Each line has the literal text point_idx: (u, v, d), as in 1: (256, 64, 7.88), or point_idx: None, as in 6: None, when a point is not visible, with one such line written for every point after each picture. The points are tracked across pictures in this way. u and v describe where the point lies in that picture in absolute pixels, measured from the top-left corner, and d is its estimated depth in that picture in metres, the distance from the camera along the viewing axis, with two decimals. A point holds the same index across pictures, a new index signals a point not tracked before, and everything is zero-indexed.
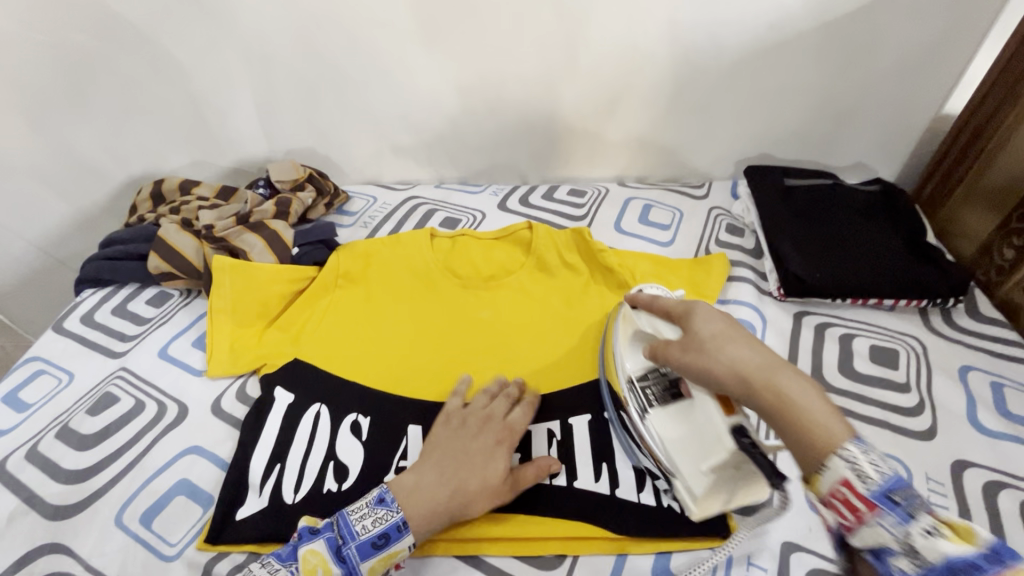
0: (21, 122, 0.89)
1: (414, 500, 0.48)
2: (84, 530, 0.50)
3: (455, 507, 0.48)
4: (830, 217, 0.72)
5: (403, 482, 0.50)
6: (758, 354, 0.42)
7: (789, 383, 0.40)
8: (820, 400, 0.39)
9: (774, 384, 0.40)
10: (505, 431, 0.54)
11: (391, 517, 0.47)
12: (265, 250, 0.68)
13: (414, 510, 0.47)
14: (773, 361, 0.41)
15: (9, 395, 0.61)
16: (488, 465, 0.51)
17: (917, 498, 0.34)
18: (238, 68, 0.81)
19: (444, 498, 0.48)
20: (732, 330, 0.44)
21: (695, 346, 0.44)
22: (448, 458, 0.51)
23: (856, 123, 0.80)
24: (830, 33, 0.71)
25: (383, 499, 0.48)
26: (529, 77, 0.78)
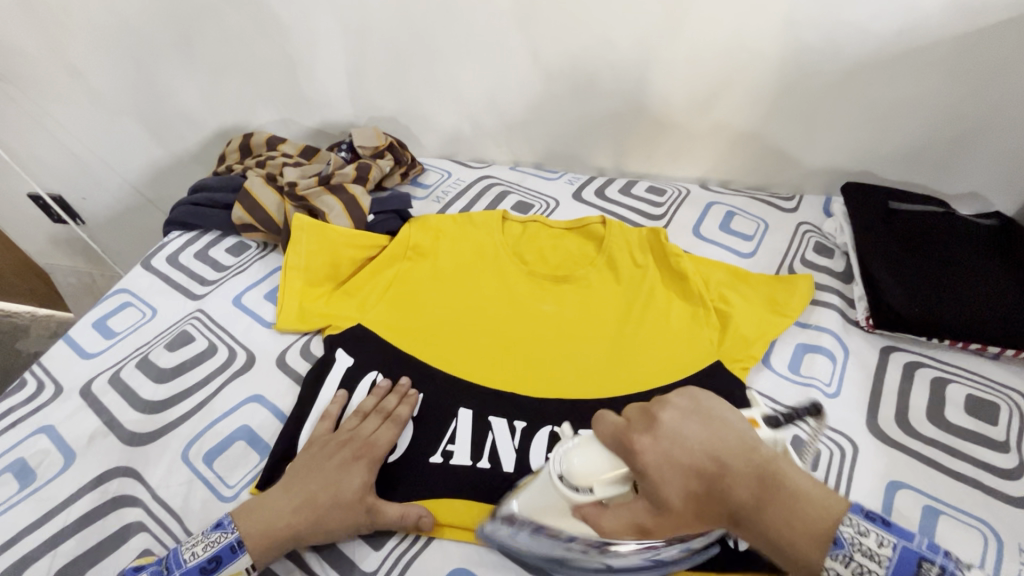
0: (130, 67, 0.94)
1: (251, 518, 0.46)
2: (153, 459, 0.53)
3: (297, 520, 0.46)
4: (936, 249, 0.66)
5: (248, 503, 0.48)
6: (731, 497, 0.35)
7: (770, 517, 0.35)
8: (792, 514, 0.35)
9: (759, 527, 0.35)
10: (366, 445, 0.52)
11: (225, 538, 0.45)
12: (342, 213, 0.70)
13: (249, 529, 0.46)
14: (747, 494, 0.35)
15: (99, 321, 0.65)
16: (341, 477, 0.49)
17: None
18: (335, 31, 0.81)
19: (285, 513, 0.47)
20: (687, 481, 0.36)
21: (665, 524, 0.36)
22: (298, 475, 0.50)
23: (981, 149, 0.72)
24: (971, 45, 0.64)
25: (221, 522, 0.47)
26: (625, 65, 0.75)
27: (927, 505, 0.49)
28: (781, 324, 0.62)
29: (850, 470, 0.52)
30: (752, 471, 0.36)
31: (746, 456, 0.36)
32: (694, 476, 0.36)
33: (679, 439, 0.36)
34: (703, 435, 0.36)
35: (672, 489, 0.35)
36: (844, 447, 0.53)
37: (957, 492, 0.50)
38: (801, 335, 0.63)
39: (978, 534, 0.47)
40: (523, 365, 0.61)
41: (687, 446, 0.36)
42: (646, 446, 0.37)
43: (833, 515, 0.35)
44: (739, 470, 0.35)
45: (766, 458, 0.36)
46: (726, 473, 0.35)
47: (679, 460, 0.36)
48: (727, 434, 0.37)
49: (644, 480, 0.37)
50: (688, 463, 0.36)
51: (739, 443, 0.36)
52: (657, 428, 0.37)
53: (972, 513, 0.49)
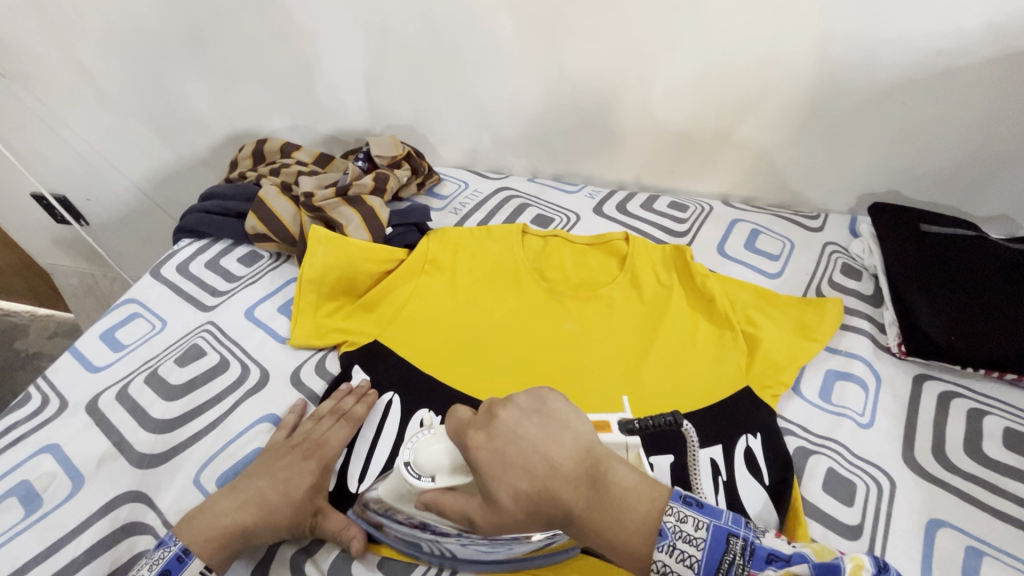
0: (142, 68, 0.92)
1: (192, 523, 0.46)
2: (165, 483, 0.50)
3: (245, 518, 0.46)
4: (975, 276, 0.63)
5: (188, 514, 0.47)
6: (552, 494, 0.35)
7: (597, 517, 0.34)
8: (625, 510, 0.34)
9: (584, 522, 0.34)
10: (316, 445, 0.51)
11: (167, 553, 0.44)
12: (361, 226, 0.67)
13: (192, 535, 0.45)
14: (566, 488, 0.35)
15: (107, 333, 0.63)
16: (291, 475, 0.49)
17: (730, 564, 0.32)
18: (354, 37, 0.79)
19: (229, 512, 0.46)
20: (509, 477, 0.35)
21: (492, 513, 0.36)
22: (243, 477, 0.49)
23: (1011, 173, 0.71)
24: (1012, 67, 0.62)
25: (165, 541, 0.45)
26: (650, 77, 0.73)
27: (969, 545, 0.47)
28: (811, 350, 0.60)
29: (889, 506, 0.50)
30: (573, 466, 0.35)
31: (572, 453, 0.36)
32: (518, 470, 0.35)
33: (511, 435, 0.36)
34: (535, 430, 0.36)
35: (498, 483, 0.35)
36: (880, 481, 0.51)
37: (1000, 532, 0.48)
38: (831, 362, 0.61)
39: None
40: (544, 386, 0.59)
41: (519, 437, 0.36)
42: (481, 444, 0.37)
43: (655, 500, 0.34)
44: (561, 463, 0.35)
45: (597, 457, 0.36)
46: (548, 469, 0.35)
47: (510, 452, 0.36)
48: (557, 432, 0.37)
49: (474, 466, 0.37)
50: (522, 461, 0.35)
51: (569, 443, 0.36)
52: (496, 421, 0.37)
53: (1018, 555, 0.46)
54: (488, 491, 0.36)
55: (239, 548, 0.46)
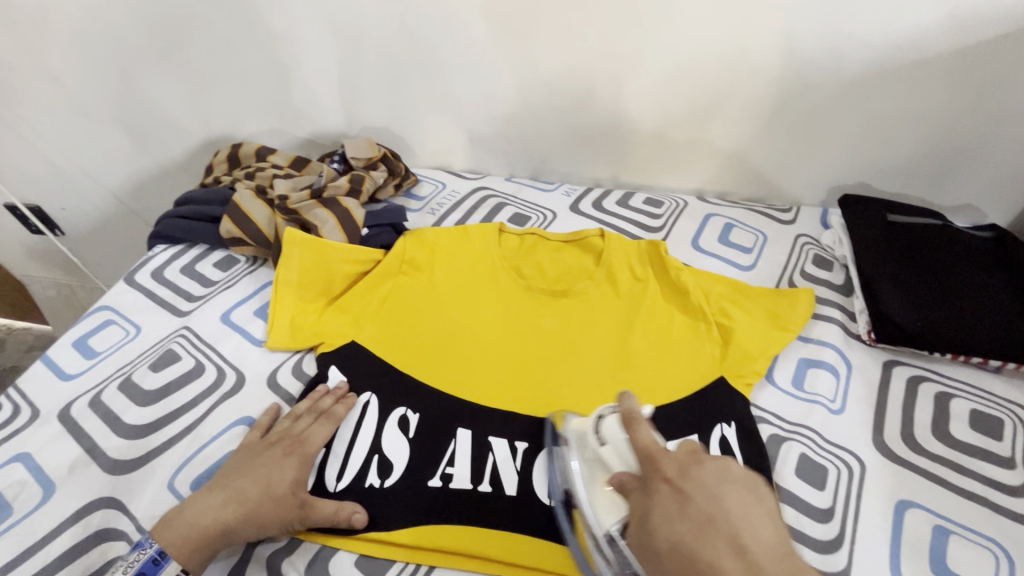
0: (115, 75, 0.91)
1: (171, 522, 0.45)
2: (139, 489, 0.50)
3: (226, 517, 0.46)
4: (939, 266, 0.65)
5: (166, 515, 0.47)
6: (728, 575, 0.32)
7: None
8: None
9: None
10: (296, 441, 0.52)
11: (143, 556, 0.44)
12: (336, 227, 0.68)
13: (171, 536, 0.45)
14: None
15: (80, 341, 0.63)
16: (272, 472, 0.49)
17: None
18: (327, 40, 0.80)
19: (211, 511, 0.46)
20: (687, 529, 0.35)
21: (653, 561, 0.36)
22: (223, 475, 0.49)
23: (973, 164, 0.72)
24: (970, 60, 0.64)
25: (142, 541, 0.45)
26: (622, 76, 0.74)
27: (936, 525, 0.48)
28: (784, 339, 0.61)
29: (859, 489, 0.51)
30: (772, 565, 0.32)
31: (772, 548, 0.34)
32: (703, 526, 0.35)
33: (709, 489, 0.37)
34: (734, 500, 0.36)
35: (678, 526, 0.35)
36: (851, 464, 0.52)
37: (966, 511, 0.49)
38: (803, 350, 0.62)
39: (990, 553, 0.46)
40: (522, 382, 0.59)
41: (707, 492, 0.37)
42: (671, 478, 0.38)
43: None
44: (761, 553, 0.33)
45: (790, 561, 0.33)
46: (744, 551, 0.33)
47: (698, 501, 0.36)
48: (760, 521, 0.35)
49: (651, 500, 0.38)
50: (707, 513, 0.35)
51: (773, 536, 0.35)
52: (691, 467, 0.39)
53: (983, 532, 0.48)
54: (658, 531, 0.36)
55: (219, 548, 0.45)
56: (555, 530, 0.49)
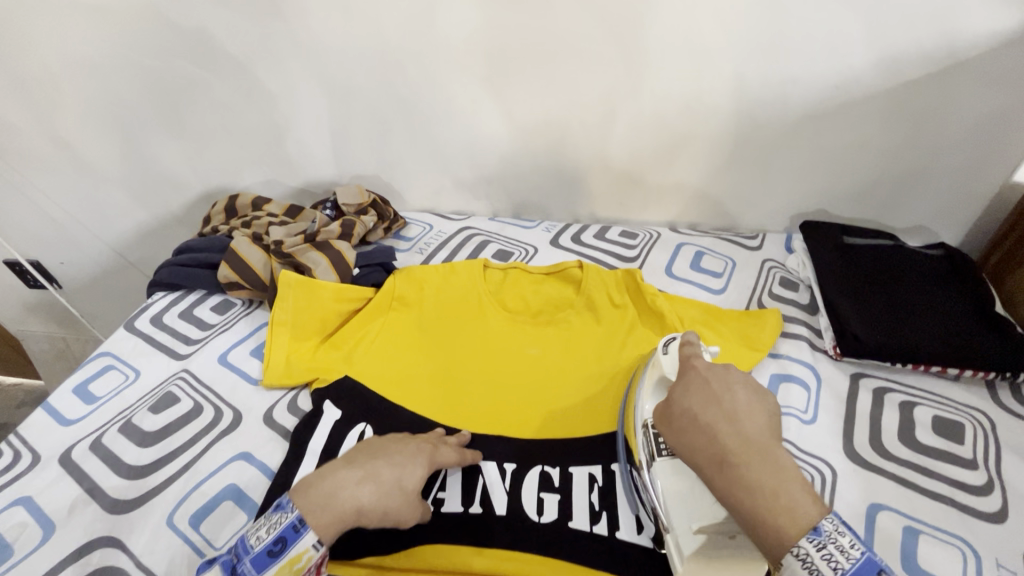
0: (117, 136, 0.97)
1: (311, 490, 0.46)
2: (138, 526, 0.52)
3: (363, 497, 0.47)
4: (895, 282, 0.70)
5: (303, 479, 0.47)
6: (720, 430, 0.41)
7: (747, 470, 0.39)
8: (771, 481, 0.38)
9: (736, 473, 0.39)
10: (430, 450, 0.53)
11: (285, 519, 0.44)
12: (328, 268, 0.72)
13: (310, 503, 0.45)
14: (742, 445, 0.40)
15: (80, 387, 0.65)
16: (408, 468, 0.50)
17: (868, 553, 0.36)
18: (318, 97, 0.86)
19: (351, 484, 0.47)
20: (698, 401, 0.44)
21: (665, 420, 0.45)
22: (360, 453, 0.50)
23: (919, 188, 0.79)
24: (901, 97, 0.71)
25: (282, 504, 0.46)
26: (591, 120, 0.81)
27: (906, 525, 0.51)
28: (755, 356, 0.65)
29: (831, 495, 0.53)
30: (760, 438, 0.41)
31: (763, 428, 0.42)
32: (711, 401, 0.44)
33: (725, 382, 0.45)
34: (744, 393, 0.44)
35: (693, 401, 0.44)
36: (823, 472, 0.55)
37: (933, 510, 0.52)
38: (774, 366, 0.66)
39: (958, 550, 0.49)
40: (510, 408, 0.62)
41: (724, 384, 0.45)
42: (698, 367, 0.47)
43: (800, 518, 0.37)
44: (753, 430, 0.41)
45: (776, 445, 0.41)
46: (739, 421, 0.42)
47: (713, 387, 0.45)
48: (761, 410, 0.43)
49: (680, 381, 0.47)
50: (715, 394, 0.44)
51: (769, 421, 0.43)
52: (719, 366, 0.47)
53: (950, 531, 0.50)
54: (675, 401, 0.46)
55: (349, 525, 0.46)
56: (544, 546, 0.51)
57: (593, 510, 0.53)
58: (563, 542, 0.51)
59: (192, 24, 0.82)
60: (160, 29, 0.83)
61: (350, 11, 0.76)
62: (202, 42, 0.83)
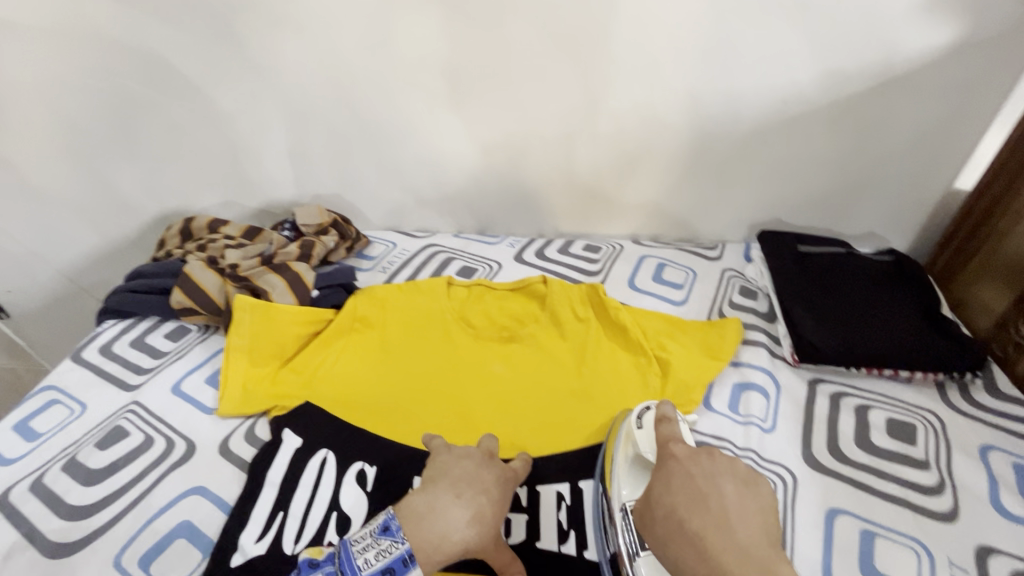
0: (66, 159, 0.94)
1: (422, 524, 0.43)
2: (81, 570, 0.49)
3: (471, 539, 0.44)
4: (849, 289, 0.72)
5: (413, 506, 0.45)
6: (709, 540, 0.37)
7: (694, 550, 0.37)
8: (731, 558, 0.36)
9: (696, 567, 0.36)
10: (513, 475, 0.52)
11: (397, 548, 0.42)
12: (286, 291, 0.70)
13: (422, 541, 0.43)
14: (738, 561, 0.36)
15: (21, 423, 0.62)
16: (502, 499, 0.48)
17: None
18: (276, 117, 0.85)
19: (462, 526, 0.44)
20: (684, 503, 0.39)
21: (651, 527, 0.40)
22: (464, 481, 0.47)
23: (867, 197, 0.81)
24: (846, 110, 0.74)
25: (390, 528, 0.43)
26: (551, 136, 0.82)
27: (863, 528, 0.52)
28: (715, 366, 0.66)
29: (791, 501, 0.54)
30: (721, 518, 0.38)
31: (726, 507, 0.38)
32: (672, 481, 0.41)
33: (714, 481, 0.40)
34: (732, 490, 0.39)
35: (655, 483, 0.42)
36: (783, 478, 0.56)
37: (889, 513, 0.53)
38: (734, 374, 0.67)
39: (913, 551, 0.50)
40: (475, 427, 0.61)
41: (693, 463, 0.42)
42: (674, 451, 0.43)
43: None
44: (716, 516, 0.38)
45: (734, 525, 0.37)
46: (731, 528, 0.37)
47: (700, 485, 0.40)
48: (725, 485, 0.40)
49: (660, 475, 0.43)
50: (677, 470, 0.42)
51: (761, 521, 0.38)
52: (701, 453, 0.42)
53: (904, 532, 0.52)
54: (658, 500, 0.41)
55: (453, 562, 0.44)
56: None
57: (562, 528, 0.53)
58: (532, 562, 0.50)
59: (142, 46, 0.80)
60: (108, 51, 0.81)
61: (305, 31, 0.75)
62: (153, 64, 0.82)
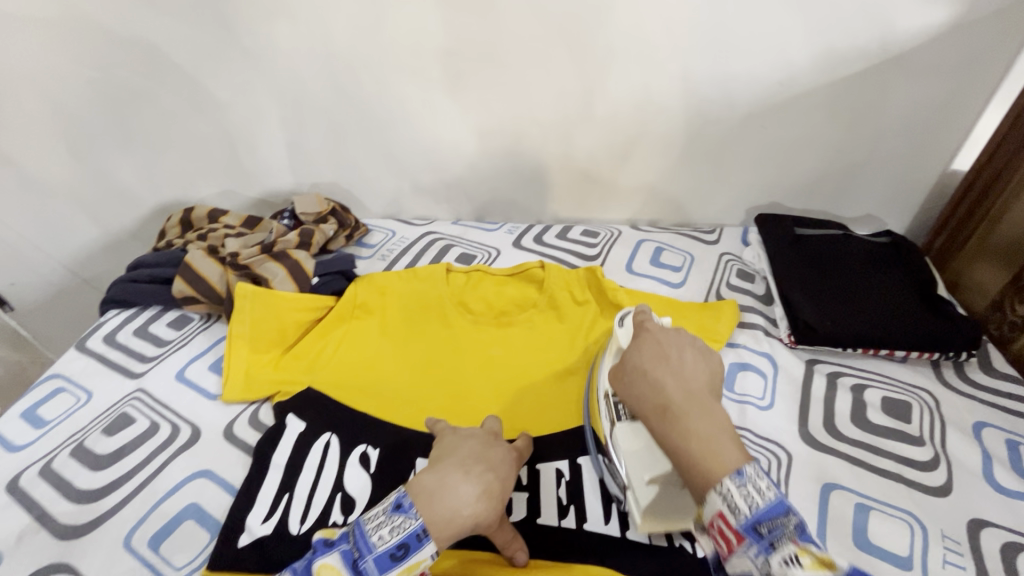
0: (65, 152, 0.94)
1: (435, 500, 0.43)
2: (91, 551, 0.50)
3: (480, 514, 0.44)
4: (846, 270, 0.72)
5: (423, 483, 0.45)
6: (662, 383, 0.42)
7: (649, 389, 0.43)
8: (677, 389, 0.41)
9: (658, 406, 0.41)
10: (515, 456, 0.52)
11: (410, 523, 0.42)
12: (286, 278, 0.71)
13: (435, 516, 0.43)
14: (685, 397, 0.41)
15: (29, 411, 0.63)
16: (507, 477, 0.49)
17: (780, 525, 0.34)
18: (272, 105, 0.85)
19: (472, 502, 0.44)
20: (649, 358, 0.45)
21: (619, 379, 0.46)
22: (471, 459, 0.47)
23: (864, 178, 0.82)
24: (843, 90, 0.74)
25: (402, 504, 0.43)
26: (548, 121, 0.82)
27: (857, 503, 0.53)
28: (713, 348, 0.66)
29: (787, 478, 0.55)
30: (681, 374, 0.43)
31: (691, 365, 0.43)
32: (647, 346, 0.46)
33: (676, 345, 0.45)
34: (691, 357, 0.44)
35: (630, 352, 0.47)
36: (779, 455, 0.57)
37: (883, 488, 0.54)
38: (731, 356, 0.67)
39: (906, 525, 0.51)
40: (476, 409, 0.62)
41: (669, 340, 0.46)
42: (654, 331, 0.48)
43: (720, 458, 0.37)
44: (677, 368, 0.43)
45: (689, 376, 0.43)
46: (683, 376, 0.43)
47: (665, 348, 0.45)
48: (689, 352, 0.45)
49: (635, 344, 0.48)
50: (651, 339, 0.47)
51: (711, 377, 0.44)
52: (672, 331, 0.48)
53: (898, 506, 0.52)
54: (628, 359, 0.46)
55: (461, 536, 0.44)
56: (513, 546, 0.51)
57: (561, 505, 0.54)
58: (533, 538, 0.51)
59: (136, 36, 0.80)
60: (102, 42, 0.81)
61: (299, 19, 0.75)
62: (148, 54, 0.81)
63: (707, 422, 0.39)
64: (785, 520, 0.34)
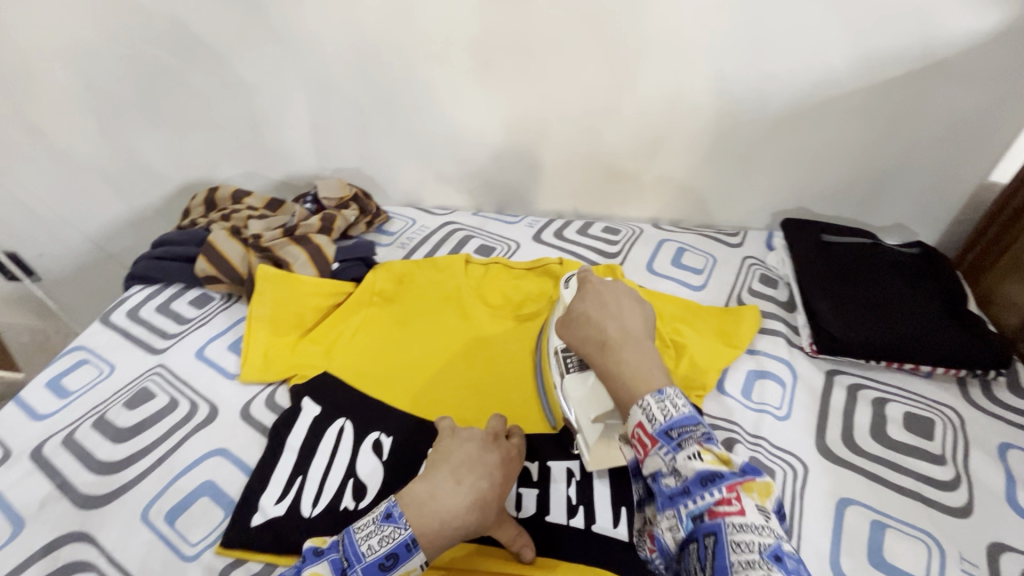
0: (95, 127, 0.95)
1: (424, 510, 0.44)
2: (109, 522, 0.51)
3: (471, 524, 0.45)
4: (874, 280, 0.70)
5: (415, 493, 0.45)
6: (604, 324, 0.50)
7: (596, 329, 0.50)
8: (624, 334, 0.49)
9: (607, 346, 0.48)
10: (513, 456, 0.51)
11: (399, 534, 0.43)
12: (308, 263, 0.71)
13: (424, 526, 0.44)
14: (624, 338, 0.49)
15: (53, 380, 0.64)
16: (502, 482, 0.49)
17: (691, 433, 0.40)
18: (300, 88, 0.85)
19: (462, 512, 0.45)
20: (593, 306, 0.52)
21: (566, 323, 0.53)
22: (464, 466, 0.48)
23: (898, 187, 0.79)
24: (883, 94, 0.71)
25: (392, 514, 0.44)
26: (575, 115, 0.80)
27: (874, 520, 0.52)
28: (731, 353, 0.65)
29: (802, 489, 0.54)
30: (625, 327, 0.50)
31: (633, 316, 0.51)
32: (596, 299, 0.53)
33: (619, 298, 0.53)
34: (636, 316, 0.51)
35: (575, 303, 0.53)
36: (795, 466, 0.56)
37: (900, 505, 0.53)
38: (750, 362, 0.66)
39: (923, 544, 0.50)
40: (490, 404, 0.61)
41: (614, 294, 0.53)
42: (596, 283, 0.55)
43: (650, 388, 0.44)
44: (622, 320, 0.50)
45: (631, 325, 0.50)
46: (623, 323, 0.50)
47: (609, 301, 0.52)
48: (632, 309, 0.52)
49: (580, 293, 0.54)
50: (598, 293, 0.53)
51: (645, 322, 0.52)
52: (614, 285, 0.55)
53: (915, 525, 0.51)
54: (574, 306, 0.53)
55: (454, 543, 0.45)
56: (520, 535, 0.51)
57: (571, 504, 0.53)
58: (541, 536, 0.51)
59: (169, 14, 0.80)
60: (136, 19, 0.81)
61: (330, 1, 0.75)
62: (179, 33, 0.82)
63: (641, 359, 0.47)
64: (695, 431, 0.40)
